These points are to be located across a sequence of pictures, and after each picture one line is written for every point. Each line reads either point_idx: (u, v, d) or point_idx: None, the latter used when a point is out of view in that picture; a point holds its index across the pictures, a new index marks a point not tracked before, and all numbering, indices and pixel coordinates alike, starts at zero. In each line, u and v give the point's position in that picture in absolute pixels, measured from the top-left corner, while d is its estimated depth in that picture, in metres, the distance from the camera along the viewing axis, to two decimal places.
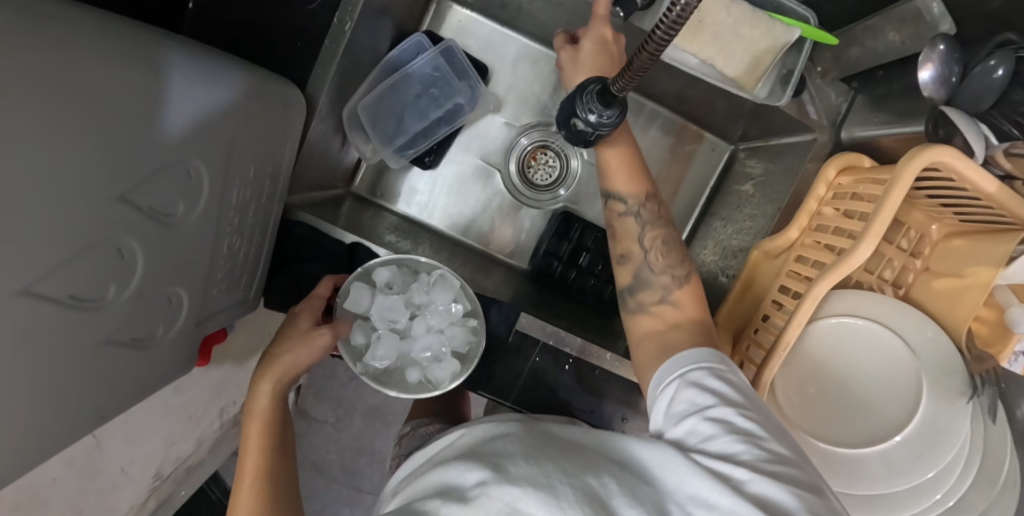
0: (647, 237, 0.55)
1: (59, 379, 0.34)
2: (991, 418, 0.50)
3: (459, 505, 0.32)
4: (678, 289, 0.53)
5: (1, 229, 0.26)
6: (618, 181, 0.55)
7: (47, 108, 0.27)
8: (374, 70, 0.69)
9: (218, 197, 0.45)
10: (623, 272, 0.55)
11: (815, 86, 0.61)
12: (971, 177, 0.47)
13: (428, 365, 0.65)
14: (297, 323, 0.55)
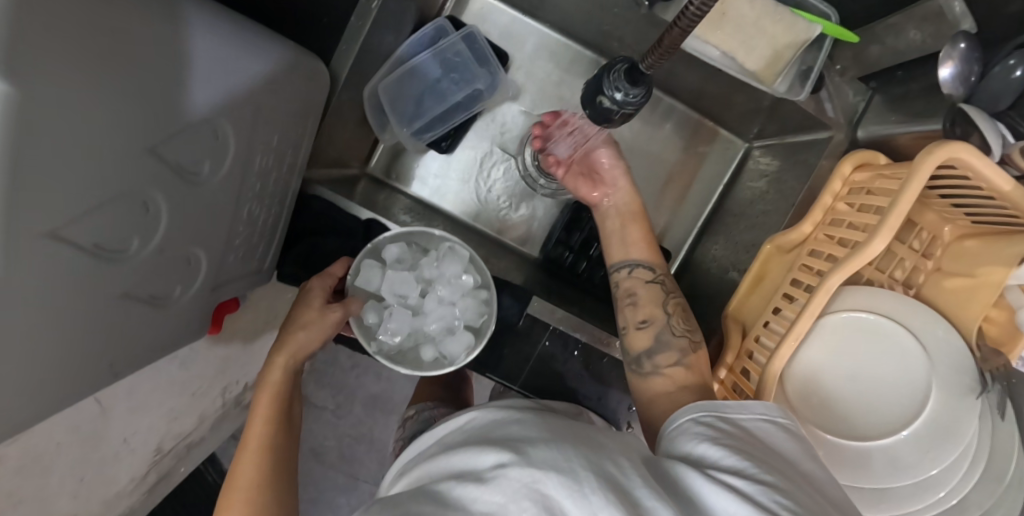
0: (670, 303, 0.58)
1: (79, 327, 0.34)
2: (999, 416, 0.52)
3: (476, 486, 0.32)
4: (693, 354, 0.55)
5: (36, 163, 0.26)
6: (638, 249, 0.62)
7: (80, 48, 0.28)
8: (396, 52, 0.69)
9: (242, 162, 0.46)
10: (641, 337, 0.57)
11: (834, 84, 0.61)
12: (988, 174, 0.47)
13: (441, 341, 0.65)
14: (307, 300, 0.54)
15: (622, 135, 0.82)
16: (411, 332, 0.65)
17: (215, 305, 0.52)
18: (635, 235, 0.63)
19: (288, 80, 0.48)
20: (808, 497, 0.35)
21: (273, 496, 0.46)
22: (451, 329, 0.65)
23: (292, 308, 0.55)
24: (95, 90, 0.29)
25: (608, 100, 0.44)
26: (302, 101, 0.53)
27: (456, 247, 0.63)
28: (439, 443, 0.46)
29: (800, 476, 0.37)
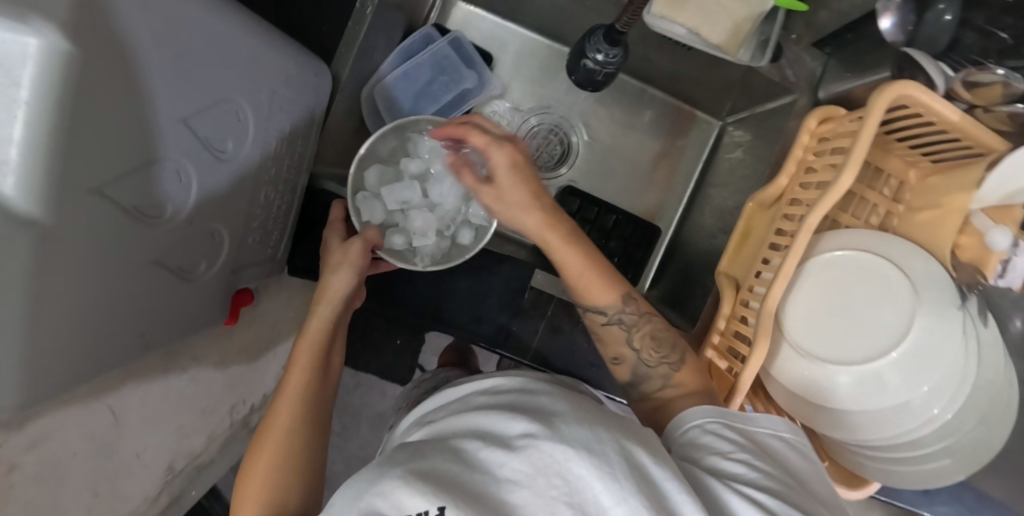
0: (635, 339, 0.56)
1: (116, 285, 0.36)
2: (981, 323, 0.54)
3: (507, 452, 0.34)
4: (678, 372, 0.55)
5: (79, 116, 0.29)
6: (590, 296, 0.56)
7: (130, 23, 0.31)
8: (388, 58, 0.76)
9: (259, 146, 0.49)
10: (621, 371, 0.58)
11: (793, 52, 0.67)
12: (936, 107, 0.52)
13: (468, 211, 0.67)
14: (331, 247, 0.57)
15: (604, 123, 0.88)
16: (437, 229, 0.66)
17: (233, 291, 0.55)
18: (580, 274, 0.56)
19: (292, 75, 0.53)
20: (802, 495, 0.39)
21: (307, 427, 0.49)
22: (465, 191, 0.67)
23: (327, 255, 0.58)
24: (138, 60, 0.32)
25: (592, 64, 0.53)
26: (308, 97, 0.57)
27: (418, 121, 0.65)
28: (455, 400, 0.48)
29: (792, 478, 0.41)
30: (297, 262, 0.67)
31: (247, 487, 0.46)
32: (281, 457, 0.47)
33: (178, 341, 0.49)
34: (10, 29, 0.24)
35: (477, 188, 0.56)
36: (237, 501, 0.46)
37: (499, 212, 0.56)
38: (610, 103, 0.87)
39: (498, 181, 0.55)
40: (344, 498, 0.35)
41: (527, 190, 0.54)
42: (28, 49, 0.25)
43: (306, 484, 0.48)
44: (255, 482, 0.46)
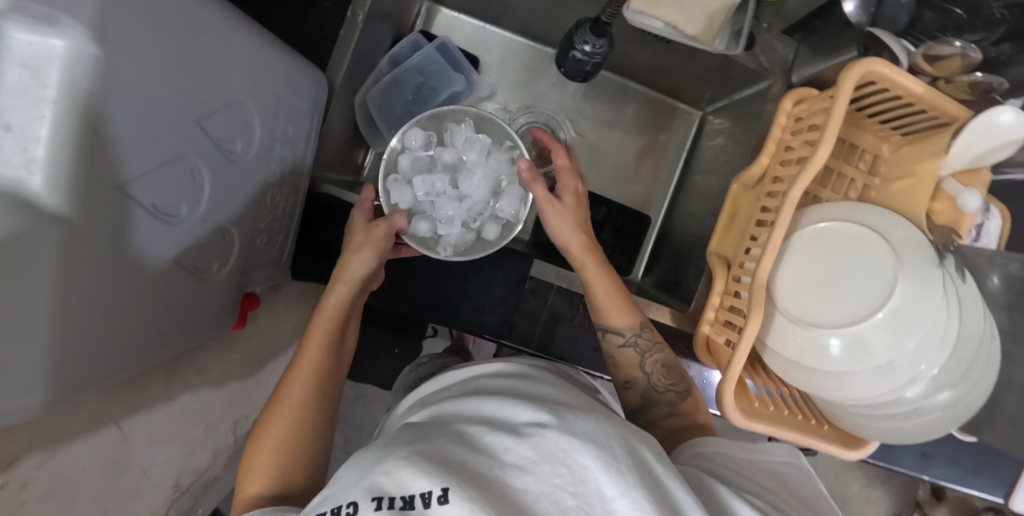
0: (647, 362, 0.62)
1: (139, 279, 0.39)
2: (960, 278, 0.56)
3: (512, 438, 0.34)
4: (683, 403, 0.61)
5: (108, 117, 0.31)
6: (611, 318, 0.62)
7: (150, 32, 0.33)
8: (378, 65, 0.78)
9: (265, 151, 0.53)
10: (630, 396, 0.64)
11: (765, 40, 0.71)
12: (898, 80, 0.55)
13: (495, 206, 0.70)
14: (356, 227, 0.59)
15: (590, 119, 0.91)
16: (463, 220, 0.70)
17: (241, 295, 0.58)
18: (603, 295, 0.62)
19: (288, 79, 0.54)
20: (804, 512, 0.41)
21: (320, 394, 0.52)
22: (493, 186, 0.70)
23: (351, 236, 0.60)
24: (154, 64, 0.34)
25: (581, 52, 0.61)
26: (306, 102, 0.59)
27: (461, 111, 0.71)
28: (459, 383, 0.49)
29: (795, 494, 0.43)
30: (300, 266, 0.68)
31: (260, 447, 0.49)
32: (296, 418, 0.50)
33: (191, 336, 0.51)
34: (39, 31, 0.25)
35: (544, 202, 0.63)
36: (248, 460, 0.49)
37: (552, 224, 0.64)
38: (594, 99, 0.90)
39: (569, 198, 0.64)
40: (347, 477, 0.35)
41: (581, 216, 0.64)
42: (56, 52, 0.26)
43: (314, 450, 0.50)
44: (269, 441, 0.49)
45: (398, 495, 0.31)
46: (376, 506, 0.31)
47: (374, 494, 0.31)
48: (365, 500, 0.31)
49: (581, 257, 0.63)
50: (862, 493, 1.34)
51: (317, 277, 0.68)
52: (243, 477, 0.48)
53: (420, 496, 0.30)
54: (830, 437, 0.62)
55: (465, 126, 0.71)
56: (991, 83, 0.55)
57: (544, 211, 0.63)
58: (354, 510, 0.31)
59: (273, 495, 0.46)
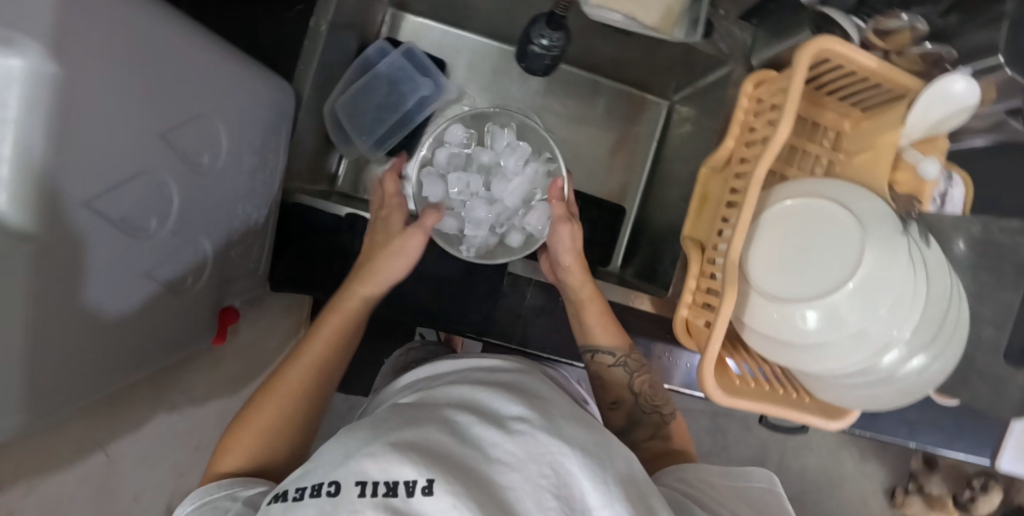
0: (635, 383, 0.64)
1: (111, 295, 0.39)
2: (925, 243, 0.57)
3: (499, 431, 0.34)
4: (667, 426, 0.63)
5: (73, 134, 0.31)
6: (600, 336, 0.65)
7: (110, 48, 0.34)
8: (345, 73, 0.79)
9: (234, 160, 0.53)
10: (616, 416, 0.65)
11: (723, 27, 0.73)
12: (851, 55, 0.57)
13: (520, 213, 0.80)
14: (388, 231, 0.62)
15: (560, 115, 0.92)
16: (490, 225, 0.79)
17: (219, 309, 0.58)
18: (592, 312, 0.66)
19: (254, 90, 0.55)
20: None
21: (318, 387, 0.55)
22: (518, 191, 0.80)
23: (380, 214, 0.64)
24: (118, 81, 0.35)
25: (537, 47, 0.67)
26: (273, 112, 0.59)
27: (509, 116, 0.81)
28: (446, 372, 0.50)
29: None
30: (278, 277, 0.68)
31: (250, 421, 0.51)
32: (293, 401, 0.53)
33: (172, 349, 0.51)
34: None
35: (559, 218, 0.68)
36: (234, 431, 0.50)
37: (559, 242, 0.68)
38: (563, 95, 0.92)
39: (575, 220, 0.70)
40: (332, 454, 0.33)
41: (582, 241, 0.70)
42: (13, 71, 0.27)
43: (298, 436, 0.52)
44: (260, 418, 0.51)
45: (382, 481, 0.30)
46: (360, 492, 0.29)
47: (359, 477, 0.30)
48: (349, 485, 0.30)
49: (578, 276, 0.67)
50: (856, 468, 1.36)
51: (296, 286, 0.69)
52: (223, 448, 0.50)
53: (404, 483, 0.29)
54: (810, 409, 0.64)
55: (508, 131, 0.81)
56: (941, 52, 0.57)
57: (557, 227, 0.68)
58: (337, 489, 0.30)
59: (253, 470, 0.48)
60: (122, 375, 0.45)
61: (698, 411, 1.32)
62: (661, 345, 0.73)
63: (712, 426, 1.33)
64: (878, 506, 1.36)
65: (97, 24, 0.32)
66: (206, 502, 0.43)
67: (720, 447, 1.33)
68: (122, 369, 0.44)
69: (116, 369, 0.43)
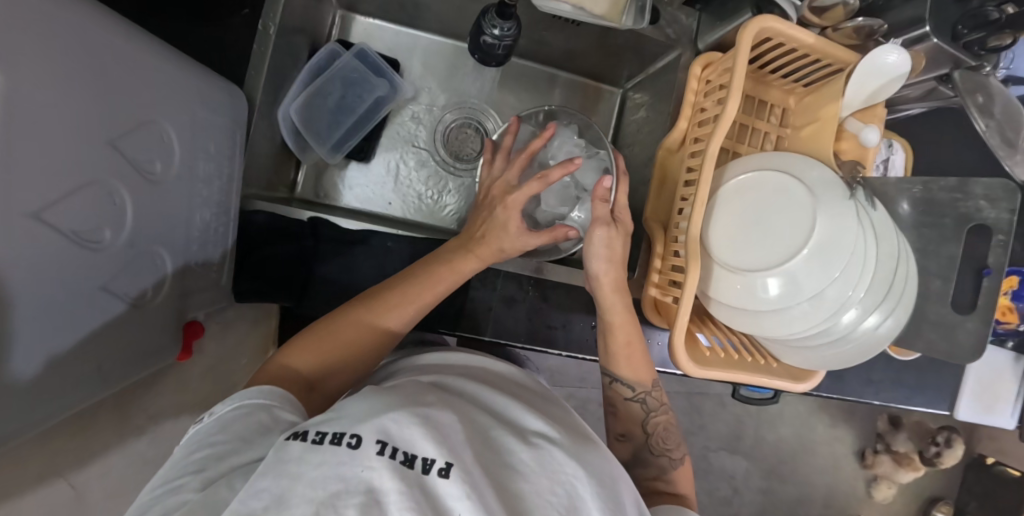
0: (651, 423, 0.56)
1: (64, 311, 0.38)
2: (870, 205, 0.60)
3: (521, 443, 0.32)
4: (677, 468, 0.54)
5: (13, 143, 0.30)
6: (620, 366, 0.56)
7: (48, 55, 0.33)
8: (298, 78, 0.77)
9: (187, 168, 0.52)
10: (621, 449, 0.57)
11: (669, 13, 0.75)
12: (790, 33, 0.59)
13: (567, 214, 0.69)
14: (500, 205, 0.55)
15: (517, 108, 0.93)
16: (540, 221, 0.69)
17: (183, 322, 0.56)
18: (624, 340, 0.56)
19: (203, 95, 0.54)
20: None
21: (390, 337, 0.52)
22: (558, 191, 0.68)
23: (483, 197, 0.60)
24: (58, 88, 0.34)
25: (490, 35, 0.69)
26: (223, 118, 0.58)
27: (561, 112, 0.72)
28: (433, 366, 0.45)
29: None
30: (243, 286, 0.66)
31: (321, 340, 0.48)
32: (368, 338, 0.50)
33: (135, 369, 0.49)
34: None
35: (597, 221, 0.53)
36: (306, 339, 0.48)
37: (595, 250, 0.53)
38: (519, 88, 0.92)
39: (621, 224, 0.55)
40: (357, 408, 0.30)
41: (626, 253, 0.55)
42: None
43: (350, 374, 0.49)
44: (333, 339, 0.49)
45: (402, 449, 0.27)
46: (380, 450, 0.26)
47: (381, 435, 0.27)
48: (370, 441, 0.27)
49: (610, 295, 0.55)
50: (827, 433, 1.42)
51: (262, 295, 0.67)
52: (286, 351, 0.48)
53: (422, 459, 0.27)
54: (779, 375, 0.66)
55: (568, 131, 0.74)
56: (872, 26, 0.59)
57: (593, 231, 0.53)
58: (359, 442, 0.26)
59: (300, 385, 0.45)
60: (86, 393, 0.43)
61: (674, 393, 1.35)
62: None
63: (690, 406, 1.36)
64: (851, 467, 1.42)
65: (32, 30, 0.32)
66: (241, 407, 0.38)
67: (698, 426, 1.37)
68: (85, 387, 0.42)
69: (78, 387, 0.41)
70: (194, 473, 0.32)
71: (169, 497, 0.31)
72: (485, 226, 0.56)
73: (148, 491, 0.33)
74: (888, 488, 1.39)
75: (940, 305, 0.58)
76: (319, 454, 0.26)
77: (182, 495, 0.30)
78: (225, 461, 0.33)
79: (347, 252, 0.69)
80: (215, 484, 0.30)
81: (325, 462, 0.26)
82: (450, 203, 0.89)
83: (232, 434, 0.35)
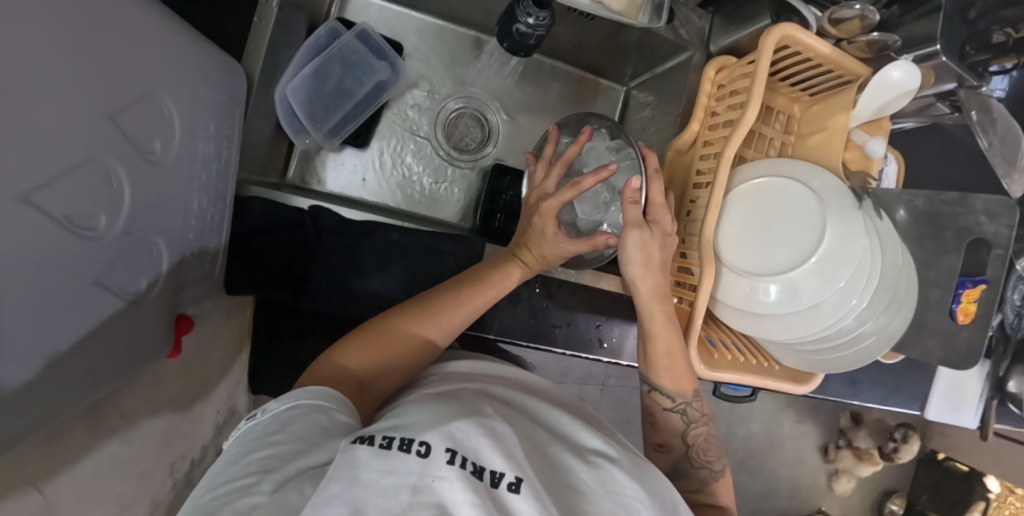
0: (691, 434, 0.56)
1: (56, 307, 0.33)
2: (876, 216, 0.62)
3: (582, 463, 0.31)
4: (717, 481, 0.55)
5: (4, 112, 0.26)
6: (660, 375, 0.56)
7: (35, 10, 0.28)
8: (296, 57, 0.72)
9: (186, 150, 0.47)
10: (660, 462, 0.57)
11: (683, 13, 0.74)
12: (810, 43, 0.60)
13: (603, 221, 0.63)
14: (542, 209, 0.55)
15: (520, 100, 0.90)
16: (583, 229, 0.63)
17: (174, 316, 0.51)
18: (662, 347, 0.55)
19: (205, 70, 0.49)
20: None
21: (443, 342, 0.51)
22: (591, 196, 0.63)
23: (529, 203, 0.60)
24: (45, 49, 0.29)
25: (523, 25, 0.67)
26: (222, 95, 0.53)
27: (597, 118, 0.67)
28: (469, 374, 0.43)
29: None
30: (233, 277, 0.60)
31: (373, 340, 0.48)
32: (418, 342, 0.49)
33: (128, 371, 0.45)
34: None
35: (630, 224, 0.53)
36: (357, 339, 0.47)
37: (630, 254, 0.54)
38: (523, 79, 0.90)
39: (656, 224, 0.54)
40: (419, 416, 0.29)
41: (662, 257, 0.54)
42: None
43: (397, 378, 0.48)
44: (386, 340, 0.48)
45: (471, 460, 0.26)
46: (450, 458, 0.26)
47: (450, 444, 0.26)
48: (439, 450, 0.26)
49: (652, 302, 0.55)
50: (794, 429, 1.48)
51: (256, 289, 0.62)
52: (337, 350, 0.47)
53: (491, 473, 0.27)
54: (779, 376, 0.69)
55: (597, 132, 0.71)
56: (886, 41, 0.61)
57: (627, 235, 0.53)
58: (429, 450, 0.26)
59: (352, 385, 0.44)
60: (77, 399, 0.38)
61: None
62: (630, 325, 0.77)
63: None
64: (814, 461, 1.50)
65: None
66: (296, 407, 0.37)
67: None
68: (78, 393, 0.38)
69: (70, 393, 0.37)
70: (261, 473, 0.30)
71: (235, 498, 0.29)
72: (526, 233, 0.58)
73: (205, 492, 0.31)
74: (848, 481, 1.46)
75: (938, 313, 0.61)
76: (387, 461, 0.25)
77: (252, 497, 0.28)
78: (290, 464, 0.31)
79: (350, 243, 0.65)
80: (286, 487, 0.29)
81: (394, 470, 0.25)
82: (450, 195, 0.86)
83: (293, 435, 0.34)
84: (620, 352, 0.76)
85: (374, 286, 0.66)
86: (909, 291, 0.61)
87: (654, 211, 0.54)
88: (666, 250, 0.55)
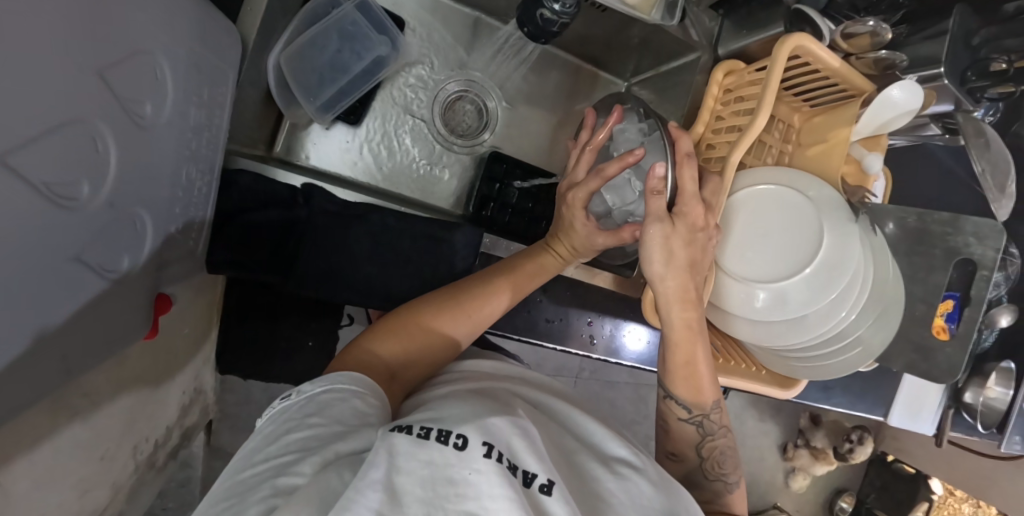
0: (704, 446, 0.57)
1: (34, 284, 0.30)
2: (872, 230, 0.64)
3: (608, 472, 0.33)
4: (731, 494, 0.56)
5: None
6: (677, 384, 0.57)
7: None
8: (292, 23, 0.68)
9: (178, 114, 0.44)
10: (674, 470, 0.59)
11: (695, 12, 0.73)
12: (822, 56, 0.60)
13: (637, 210, 0.63)
14: (574, 199, 0.58)
15: (520, 86, 0.87)
16: (615, 214, 0.65)
17: (153, 295, 0.47)
18: (682, 353, 0.57)
19: (200, 29, 0.45)
20: None
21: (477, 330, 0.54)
22: (619, 186, 0.63)
23: (565, 189, 0.62)
24: None
25: (548, 11, 0.67)
26: (215, 57, 0.49)
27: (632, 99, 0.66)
28: (492, 375, 0.46)
29: None
30: (218, 257, 0.57)
31: (403, 329, 0.50)
32: (443, 337, 0.52)
33: (104, 355, 0.41)
34: None
35: (652, 217, 0.52)
36: (389, 329, 0.50)
37: (651, 250, 0.53)
38: (525, 66, 0.87)
39: (683, 217, 0.53)
40: (456, 413, 0.31)
41: (687, 256, 0.54)
42: None
43: (423, 371, 0.50)
44: (416, 329, 0.51)
45: (507, 456, 0.28)
46: (486, 452, 0.27)
47: (486, 438, 0.28)
48: (477, 446, 0.27)
49: (674, 306, 0.55)
50: (756, 427, 1.53)
51: (242, 269, 0.59)
52: (368, 337, 0.49)
53: (524, 473, 0.28)
54: (767, 382, 0.70)
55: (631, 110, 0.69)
56: (894, 59, 0.63)
57: (649, 228, 0.53)
58: (466, 443, 0.27)
59: (384, 373, 0.46)
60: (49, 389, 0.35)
61: (623, 384, 1.42)
62: (621, 323, 0.77)
63: (636, 396, 1.43)
64: (773, 459, 1.56)
65: None
66: (334, 391, 0.38)
67: (643, 417, 1.44)
68: (52, 382, 0.34)
69: (45, 381, 0.34)
70: (299, 453, 0.31)
71: (272, 477, 0.29)
72: (557, 226, 0.62)
73: (240, 471, 0.31)
74: (803, 479, 1.53)
75: (922, 328, 0.64)
76: (426, 451, 0.26)
77: (293, 477, 0.29)
78: (326, 447, 0.32)
79: (345, 225, 0.62)
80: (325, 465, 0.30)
81: (433, 460, 0.26)
82: (445, 179, 0.84)
83: (331, 418, 0.35)
84: (609, 349, 0.76)
85: (368, 272, 0.63)
86: (897, 307, 0.64)
87: (683, 201, 0.54)
88: (698, 246, 0.54)
